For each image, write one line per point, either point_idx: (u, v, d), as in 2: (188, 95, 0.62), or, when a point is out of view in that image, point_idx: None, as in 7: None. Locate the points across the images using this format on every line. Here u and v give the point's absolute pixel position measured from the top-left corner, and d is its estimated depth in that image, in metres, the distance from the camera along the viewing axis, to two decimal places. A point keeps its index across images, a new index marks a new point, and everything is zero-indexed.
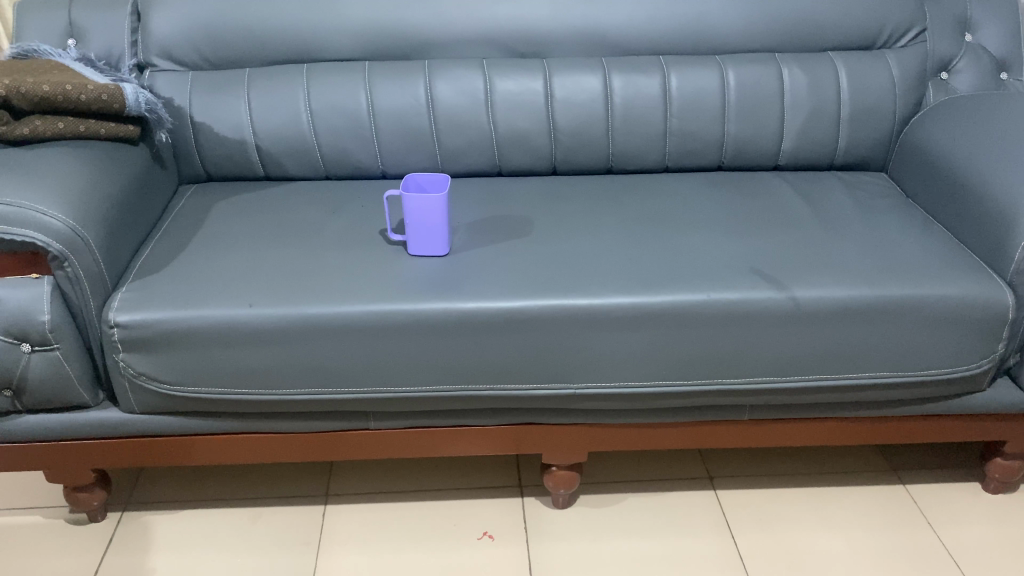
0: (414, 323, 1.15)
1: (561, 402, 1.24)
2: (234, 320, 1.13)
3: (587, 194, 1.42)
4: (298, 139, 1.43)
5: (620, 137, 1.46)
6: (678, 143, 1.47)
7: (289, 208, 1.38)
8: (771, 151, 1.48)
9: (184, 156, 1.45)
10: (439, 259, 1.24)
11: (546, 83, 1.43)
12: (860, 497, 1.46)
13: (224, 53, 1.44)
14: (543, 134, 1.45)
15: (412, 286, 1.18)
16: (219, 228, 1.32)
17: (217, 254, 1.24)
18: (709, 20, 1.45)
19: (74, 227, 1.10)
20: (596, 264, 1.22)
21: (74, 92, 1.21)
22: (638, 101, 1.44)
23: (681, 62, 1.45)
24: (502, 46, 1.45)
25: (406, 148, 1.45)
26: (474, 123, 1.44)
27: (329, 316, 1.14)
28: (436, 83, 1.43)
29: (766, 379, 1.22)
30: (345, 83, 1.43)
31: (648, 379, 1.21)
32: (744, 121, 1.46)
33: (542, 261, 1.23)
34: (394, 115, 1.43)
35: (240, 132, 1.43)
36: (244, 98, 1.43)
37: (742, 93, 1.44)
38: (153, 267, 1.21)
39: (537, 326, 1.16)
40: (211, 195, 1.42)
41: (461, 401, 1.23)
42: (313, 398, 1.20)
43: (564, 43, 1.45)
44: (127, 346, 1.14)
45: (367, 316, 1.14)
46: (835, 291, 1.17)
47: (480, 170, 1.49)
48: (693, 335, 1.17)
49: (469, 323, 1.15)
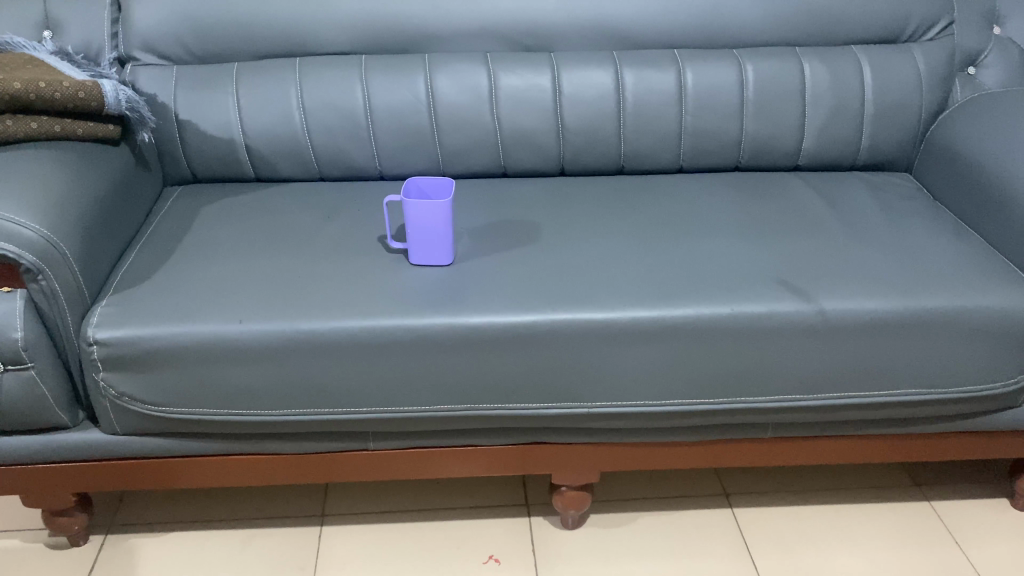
0: (417, 339, 1.07)
1: (573, 421, 1.16)
2: (223, 338, 1.05)
3: (598, 196, 1.34)
4: (290, 139, 1.35)
5: (632, 136, 1.38)
6: (694, 142, 1.38)
7: (281, 212, 1.29)
8: (791, 151, 1.40)
9: (169, 156, 1.36)
10: (442, 269, 1.16)
11: (553, 78, 1.35)
12: (884, 514, 1.39)
13: (209, 46, 1.35)
14: (551, 133, 1.37)
15: (415, 299, 1.10)
16: (207, 235, 1.23)
17: (204, 264, 1.16)
18: (726, 11, 1.36)
19: (47, 237, 1.02)
20: (610, 273, 1.15)
21: (48, 89, 1.11)
22: (650, 97, 1.35)
23: (697, 56, 1.37)
24: (505, 39, 1.37)
25: (405, 148, 1.37)
26: (477, 122, 1.35)
27: (325, 333, 1.06)
28: (437, 79, 1.34)
29: (791, 398, 1.15)
30: (340, 79, 1.34)
31: (665, 398, 1.14)
32: (763, 120, 1.38)
33: (553, 270, 1.16)
34: (392, 113, 1.34)
35: (228, 131, 1.34)
36: (232, 95, 1.34)
37: (760, 89, 1.36)
38: (135, 278, 1.13)
39: (548, 341, 1.08)
40: (197, 198, 1.33)
41: (467, 421, 1.15)
42: (308, 420, 1.13)
43: (572, 36, 1.37)
44: (108, 365, 1.06)
45: (368, 333, 1.06)
46: (864, 303, 1.10)
47: (483, 172, 1.40)
48: (715, 352, 1.10)
49: (476, 339, 1.08)
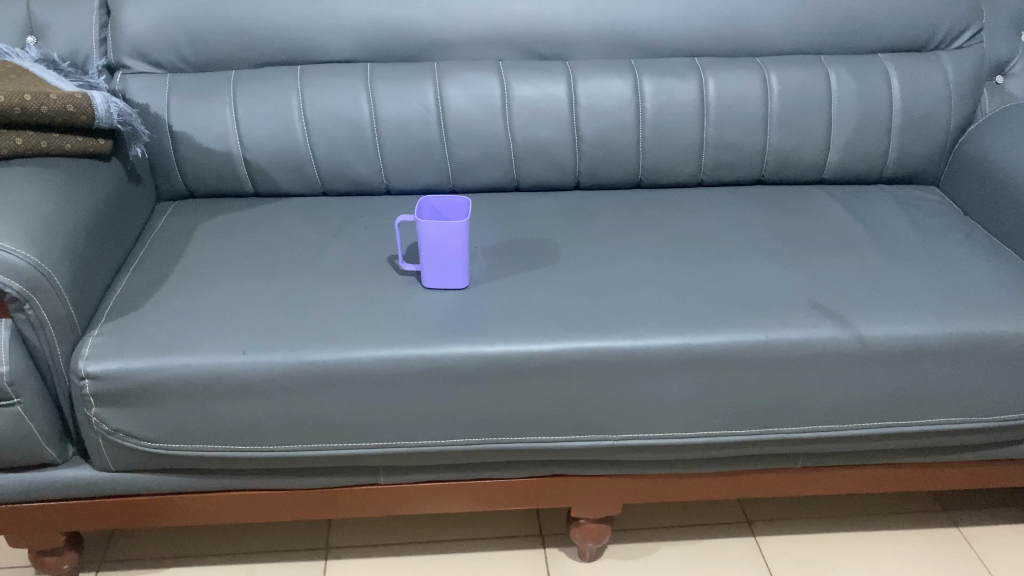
0: (433, 369, 1.00)
1: (595, 453, 1.10)
2: (226, 370, 0.98)
3: (616, 212, 1.28)
4: (291, 152, 1.28)
5: (651, 149, 1.31)
6: (715, 154, 1.32)
7: (283, 231, 1.22)
8: (816, 164, 1.34)
9: (162, 170, 1.28)
10: (457, 293, 1.09)
11: (569, 88, 1.29)
12: (913, 541, 1.33)
13: (205, 53, 1.28)
14: (566, 146, 1.30)
15: (430, 326, 1.03)
16: (205, 256, 1.16)
17: (204, 289, 1.09)
18: (750, 18, 1.30)
19: (35, 263, 0.95)
20: (635, 297, 1.08)
21: (34, 102, 1.02)
22: (671, 108, 1.29)
23: (718, 64, 1.31)
24: (518, 46, 1.30)
25: (413, 161, 1.30)
26: (489, 134, 1.29)
27: (335, 364, 0.99)
28: (447, 88, 1.27)
29: (826, 427, 1.09)
30: (344, 88, 1.27)
31: (694, 430, 1.07)
32: (787, 132, 1.32)
33: (575, 294, 1.09)
34: (399, 124, 1.27)
35: (225, 143, 1.27)
36: (230, 105, 1.27)
37: (785, 100, 1.30)
38: (129, 304, 1.06)
39: (572, 372, 1.02)
40: (193, 215, 1.26)
41: (483, 454, 1.08)
42: (316, 455, 1.06)
43: (589, 43, 1.30)
44: (101, 400, 0.99)
45: (380, 364, 1.00)
46: (904, 329, 1.04)
47: (494, 186, 1.34)
48: (747, 381, 1.04)
49: (496, 369, 1.01)
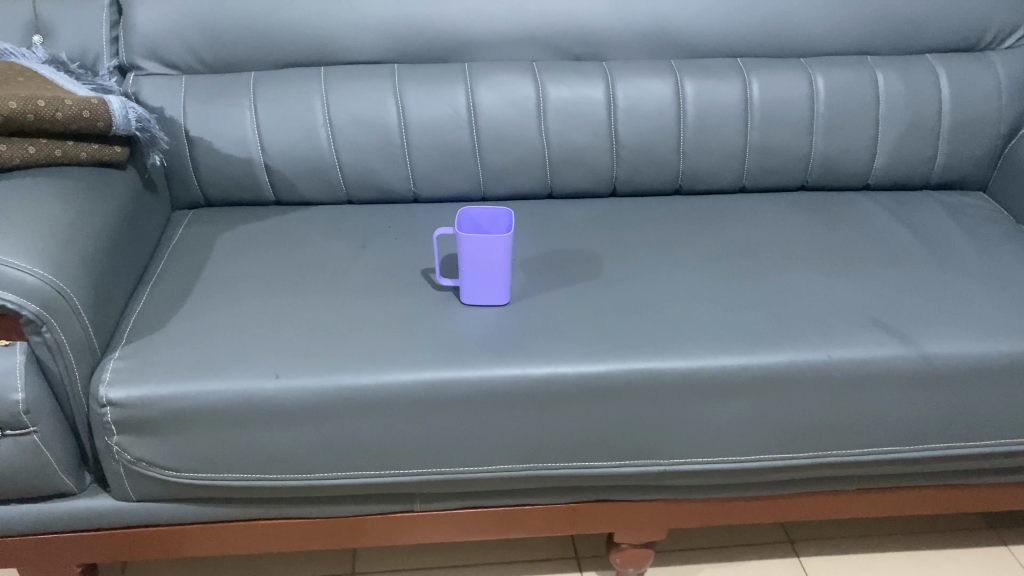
0: (478, 393, 0.95)
1: (645, 479, 1.04)
2: (258, 396, 0.92)
3: (657, 221, 1.22)
4: (315, 158, 1.21)
5: (692, 154, 1.26)
6: (758, 159, 1.27)
7: (308, 243, 1.16)
8: (861, 170, 1.29)
9: (177, 178, 1.21)
10: (498, 310, 1.03)
11: (606, 90, 1.23)
12: (962, 561, 1.28)
13: (224, 54, 1.21)
14: (603, 151, 1.24)
15: (473, 346, 0.97)
16: (228, 271, 1.09)
17: (229, 307, 1.03)
18: (795, 16, 1.24)
19: (51, 281, 0.88)
20: (686, 314, 1.03)
21: (48, 108, 0.95)
22: (713, 111, 1.23)
23: (762, 65, 1.25)
24: (553, 47, 1.24)
25: (443, 168, 1.23)
26: (523, 139, 1.23)
27: (374, 389, 0.93)
28: (478, 91, 1.21)
29: (887, 450, 1.03)
30: (371, 91, 1.21)
31: (749, 454, 1.02)
32: (832, 136, 1.26)
33: (622, 310, 1.04)
34: (428, 128, 1.21)
35: (246, 150, 1.20)
36: (250, 109, 1.20)
37: (831, 103, 1.25)
38: (150, 324, 0.99)
39: (624, 395, 0.96)
40: (212, 225, 1.19)
41: (527, 480, 1.03)
42: (351, 483, 0.99)
43: (627, 43, 1.24)
44: (123, 428, 0.93)
45: (422, 389, 0.94)
46: (969, 347, 0.99)
47: (527, 193, 1.28)
48: (808, 404, 0.99)
49: (544, 393, 0.95)
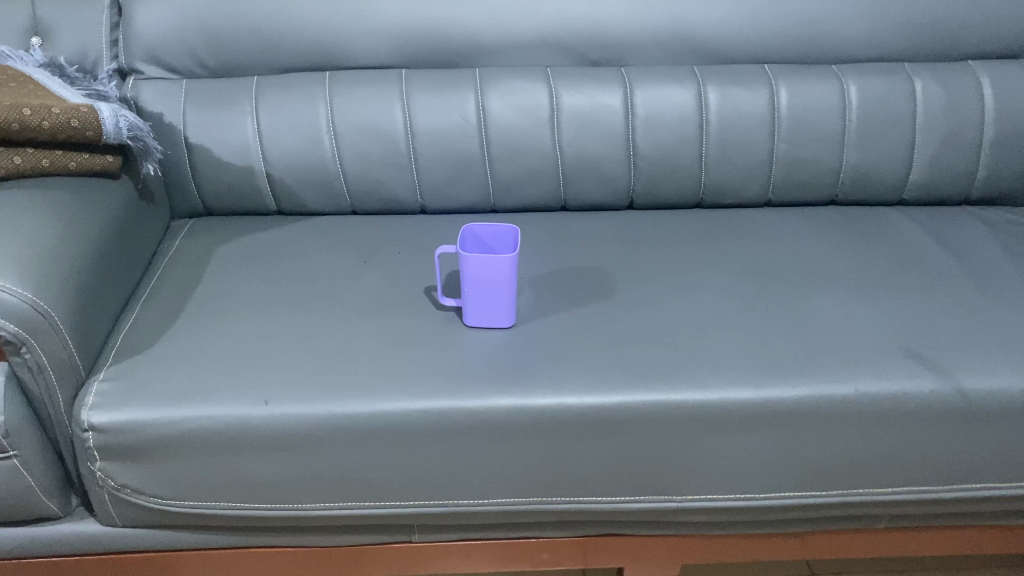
0: (478, 424, 0.89)
1: (657, 515, 0.98)
2: (246, 423, 0.88)
3: (675, 237, 1.16)
4: (318, 166, 1.17)
5: (714, 166, 1.19)
6: (785, 172, 1.19)
7: (309, 256, 1.11)
8: (896, 184, 1.21)
9: (177, 186, 1.17)
10: (503, 333, 0.98)
11: (624, 98, 1.16)
12: None
13: (226, 58, 1.17)
14: (620, 163, 1.18)
15: (475, 372, 0.92)
16: (224, 286, 1.05)
17: (222, 325, 0.98)
18: (828, 20, 1.17)
19: (32, 301, 0.84)
20: (704, 340, 0.96)
21: (34, 117, 0.91)
22: (737, 121, 1.17)
23: (791, 72, 1.18)
24: (570, 52, 1.18)
25: (451, 178, 1.18)
26: (535, 149, 1.17)
27: (368, 418, 0.88)
28: (490, 98, 1.15)
29: (919, 490, 0.96)
30: (377, 98, 1.15)
31: (769, 491, 0.96)
32: (865, 148, 1.19)
33: (636, 335, 0.97)
34: (436, 137, 1.16)
35: (247, 158, 1.16)
36: (252, 115, 1.15)
37: (865, 113, 1.17)
38: (138, 343, 0.95)
39: (635, 428, 0.90)
40: (211, 236, 1.15)
41: (532, 514, 0.97)
42: (345, 514, 0.95)
43: (647, 47, 1.18)
44: (107, 454, 0.88)
45: (420, 418, 0.88)
46: (1012, 382, 0.92)
47: (540, 205, 1.22)
48: (833, 440, 0.92)
49: (548, 425, 0.89)
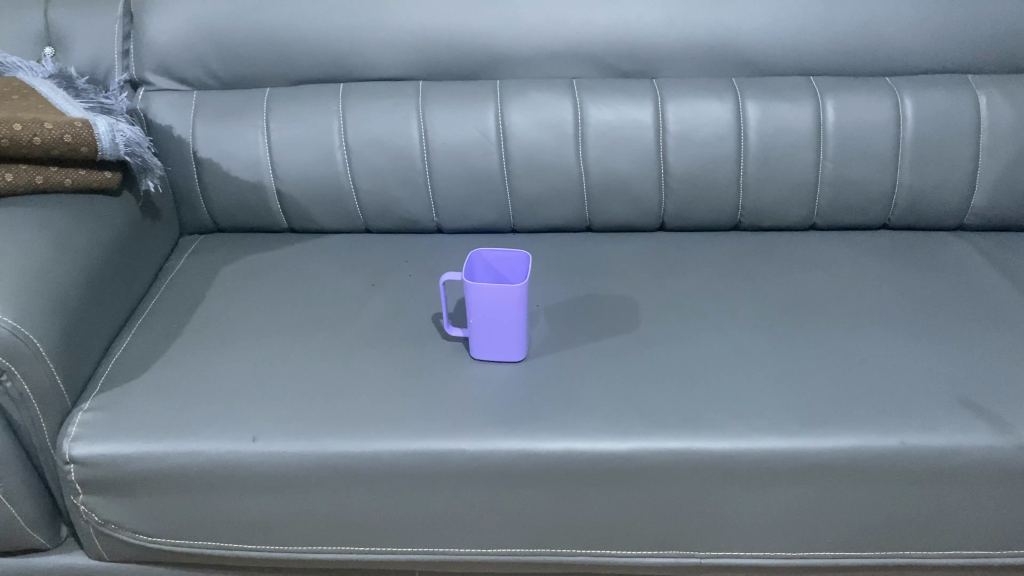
0: (480, 469, 0.82)
1: (676, 570, 0.90)
2: (233, 462, 0.82)
3: (707, 263, 1.07)
4: (330, 182, 1.11)
5: (753, 186, 1.10)
6: (832, 194, 1.10)
7: (316, 278, 1.06)
8: (957, 208, 1.10)
9: (186, 202, 1.14)
10: (512, 368, 0.90)
11: (656, 112, 1.08)
12: None
13: (238, 69, 1.12)
14: (650, 182, 1.10)
15: (479, 411, 0.85)
16: (225, 309, 1.00)
17: (217, 353, 0.93)
18: (883, 27, 1.06)
19: (13, 328, 0.79)
20: (733, 382, 0.88)
21: (26, 132, 0.88)
22: (779, 138, 1.07)
23: (841, 85, 1.08)
24: (599, 62, 1.10)
25: (469, 197, 1.12)
26: (558, 167, 1.09)
27: (362, 460, 0.82)
28: (510, 113, 1.09)
29: (972, 554, 0.86)
30: (392, 112, 1.09)
31: (801, 551, 0.87)
32: (921, 168, 1.08)
33: (658, 373, 0.89)
34: (453, 153, 1.10)
35: (257, 174, 1.11)
36: (263, 129, 1.11)
37: (921, 130, 1.07)
38: (129, 371, 0.90)
39: (651, 479, 0.82)
40: (218, 255, 1.11)
41: (540, 565, 0.90)
42: (340, 559, 0.89)
43: (682, 58, 1.09)
44: (89, 488, 0.84)
45: (417, 462, 0.82)
46: None
47: (564, 226, 1.14)
48: (875, 499, 0.83)
49: (555, 472, 0.82)
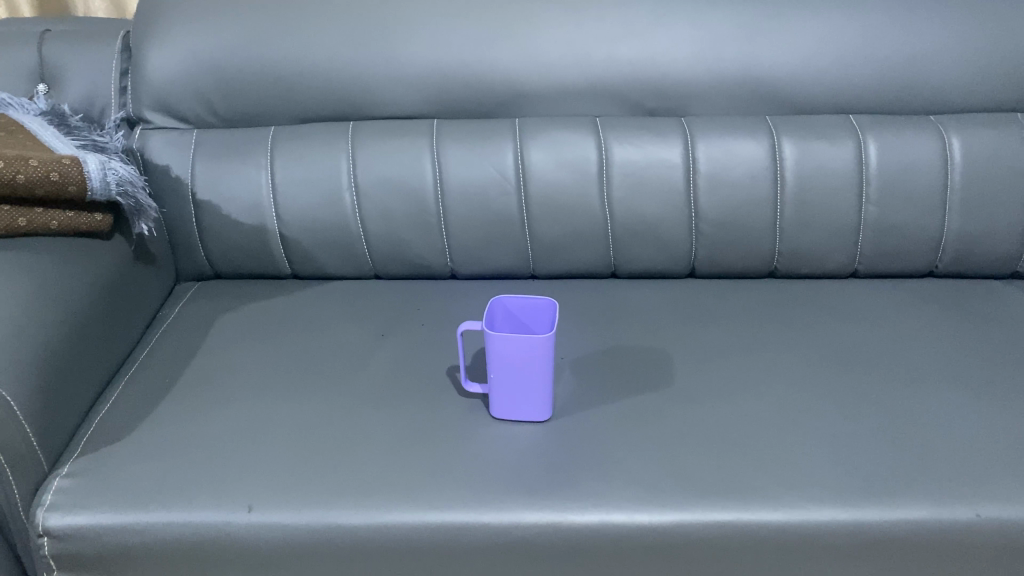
0: (503, 543, 0.74)
1: None
2: (227, 535, 0.73)
3: (742, 313, 1.00)
4: (337, 226, 1.04)
5: (790, 230, 1.02)
6: (874, 239, 1.02)
7: (321, 328, 0.98)
8: (1009, 254, 1.03)
9: (183, 247, 1.07)
10: (536, 428, 0.82)
11: (685, 152, 1.01)
12: None
13: (241, 107, 1.06)
14: (680, 225, 1.03)
15: (501, 476, 0.76)
16: (221, 362, 0.92)
17: (212, 410, 0.85)
18: (926, 63, 1.00)
19: None
20: (781, 445, 0.79)
21: (7, 170, 0.81)
22: (817, 179, 1.00)
23: (882, 124, 1.01)
24: (624, 100, 1.04)
25: (485, 241, 1.05)
26: (581, 210, 1.03)
27: (371, 533, 0.73)
28: (531, 152, 1.02)
29: None
30: (404, 151, 1.03)
31: None
32: (970, 212, 1.01)
33: (698, 435, 0.81)
34: (469, 195, 1.03)
35: (260, 215, 1.05)
36: (266, 168, 1.04)
37: (970, 172, 1.00)
38: (114, 431, 0.82)
39: (692, 553, 0.74)
40: (216, 303, 1.03)
41: None
42: None
43: (712, 95, 1.03)
44: (65, 564, 0.75)
45: (433, 535, 0.73)
46: None
47: (586, 272, 1.07)
48: (937, 569, 0.76)
49: (587, 546, 0.74)
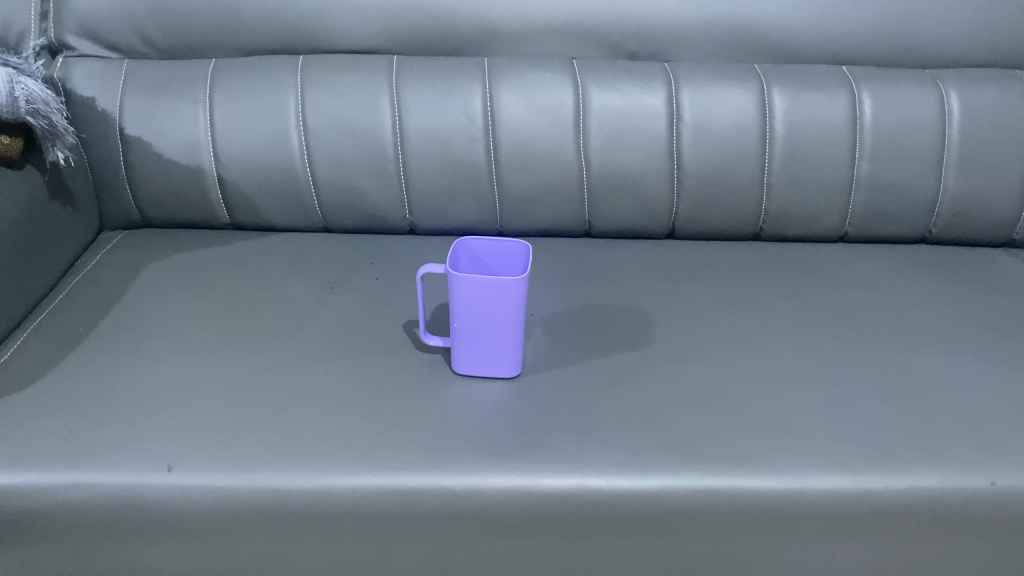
0: (463, 510, 0.64)
1: None
2: (140, 498, 0.63)
3: (726, 274, 0.92)
4: (284, 171, 0.94)
5: (777, 187, 0.95)
6: (866, 199, 0.96)
7: (262, 280, 0.88)
8: (1005, 220, 0.97)
9: (109, 189, 0.95)
10: (502, 386, 0.73)
11: (668, 99, 0.93)
12: None
13: (179, 36, 0.95)
14: (660, 179, 0.95)
15: (463, 435, 0.67)
16: (146, 312, 0.81)
17: (132, 362, 0.74)
18: (925, 12, 0.94)
19: None
20: (776, 407, 0.71)
21: None
22: (808, 131, 0.93)
23: (878, 76, 0.95)
24: (602, 40, 0.96)
25: (449, 192, 0.95)
26: (554, 160, 0.94)
27: (312, 497, 0.63)
28: (501, 94, 0.93)
29: None
30: (361, 89, 0.93)
31: None
32: (967, 173, 0.95)
33: (684, 396, 0.72)
34: (432, 139, 0.93)
35: (196, 156, 0.94)
36: (205, 104, 0.93)
37: (969, 130, 0.94)
38: (13, 381, 0.70)
39: (678, 523, 0.65)
40: (144, 252, 0.92)
41: None
42: None
43: (698, 39, 0.95)
44: None
45: (383, 500, 0.63)
46: None
47: (557, 229, 0.99)
48: (946, 544, 0.68)
49: (561, 515, 0.64)
